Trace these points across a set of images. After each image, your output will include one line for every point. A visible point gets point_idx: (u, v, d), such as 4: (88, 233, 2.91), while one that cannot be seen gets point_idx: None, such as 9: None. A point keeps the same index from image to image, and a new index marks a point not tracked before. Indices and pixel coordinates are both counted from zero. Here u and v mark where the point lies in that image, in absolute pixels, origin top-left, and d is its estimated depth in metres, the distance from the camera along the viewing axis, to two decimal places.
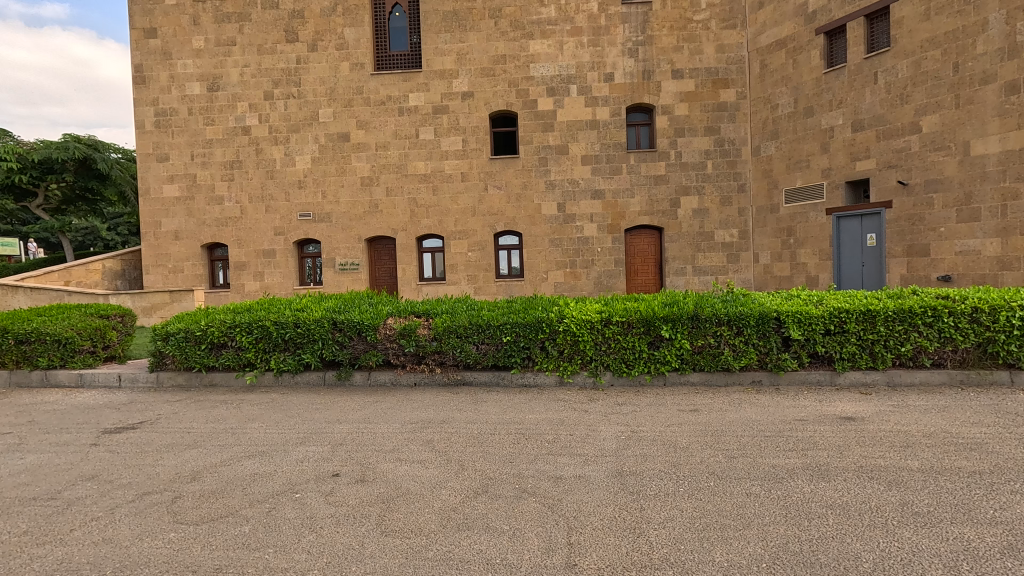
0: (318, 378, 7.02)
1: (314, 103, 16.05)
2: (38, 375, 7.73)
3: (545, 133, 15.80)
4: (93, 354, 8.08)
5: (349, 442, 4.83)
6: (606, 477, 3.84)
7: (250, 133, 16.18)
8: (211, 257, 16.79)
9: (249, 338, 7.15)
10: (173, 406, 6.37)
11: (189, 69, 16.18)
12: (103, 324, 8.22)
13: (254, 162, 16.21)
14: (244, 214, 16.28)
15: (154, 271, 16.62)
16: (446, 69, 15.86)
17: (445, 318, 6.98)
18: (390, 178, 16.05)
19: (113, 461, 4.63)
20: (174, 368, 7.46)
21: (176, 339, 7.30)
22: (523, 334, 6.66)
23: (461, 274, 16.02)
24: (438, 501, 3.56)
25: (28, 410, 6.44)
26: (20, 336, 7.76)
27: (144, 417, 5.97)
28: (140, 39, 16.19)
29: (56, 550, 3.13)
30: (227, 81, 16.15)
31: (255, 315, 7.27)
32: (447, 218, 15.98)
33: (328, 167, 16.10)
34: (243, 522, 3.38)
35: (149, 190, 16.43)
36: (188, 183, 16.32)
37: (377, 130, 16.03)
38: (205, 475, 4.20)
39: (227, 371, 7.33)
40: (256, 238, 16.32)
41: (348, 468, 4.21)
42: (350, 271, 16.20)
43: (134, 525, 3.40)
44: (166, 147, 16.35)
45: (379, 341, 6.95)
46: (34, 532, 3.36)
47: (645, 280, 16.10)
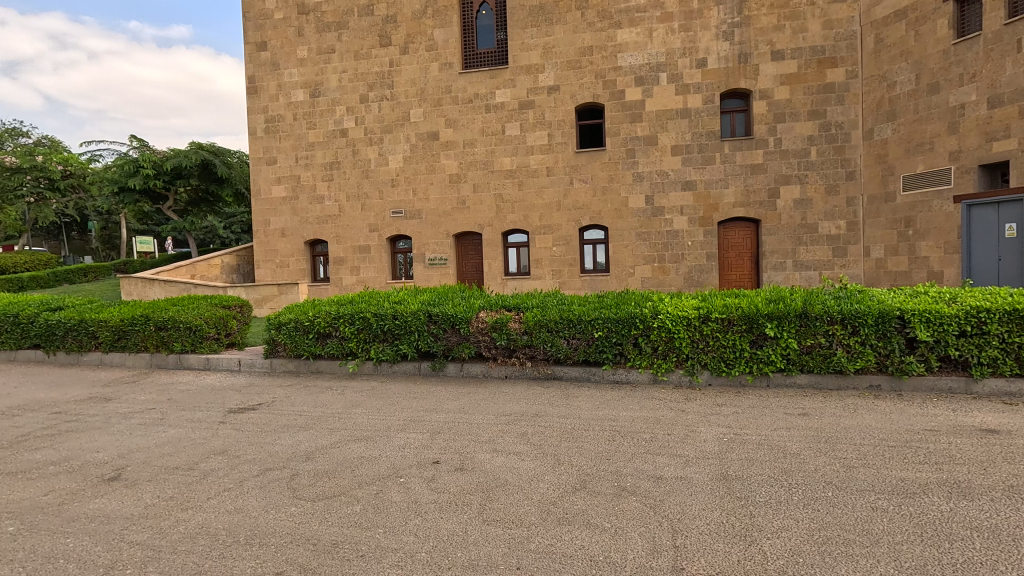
0: (414, 368, 7.32)
1: (406, 104, 16.69)
2: (174, 358, 8.66)
3: (633, 124, 15.40)
4: (218, 341, 8.92)
5: (446, 431, 4.99)
6: (710, 480, 3.68)
7: (347, 135, 17.11)
8: (313, 253, 18.00)
9: (351, 328, 7.57)
10: (286, 390, 6.90)
11: (294, 78, 17.38)
12: (225, 315, 9.05)
13: (351, 162, 17.13)
14: (342, 212, 17.28)
15: (264, 265, 18.09)
16: (533, 63, 15.88)
17: (536, 312, 7.01)
18: (477, 174, 16.36)
19: (238, 438, 5.08)
20: (285, 356, 8.07)
21: (287, 328, 7.91)
22: (615, 330, 6.53)
23: (546, 269, 16.04)
24: (537, 494, 3.58)
25: (167, 389, 7.26)
26: (160, 323, 8.78)
27: (262, 399, 6.51)
28: (253, 52, 17.63)
29: (197, 514, 3.49)
30: (327, 87, 17.16)
31: (356, 307, 7.69)
32: (532, 213, 16.04)
33: (419, 166, 16.69)
34: (355, 502, 3.58)
35: (260, 191, 17.88)
36: (293, 184, 17.56)
37: (464, 127, 16.37)
38: (318, 456, 4.51)
39: (331, 359, 7.81)
40: (352, 235, 17.26)
41: (448, 457, 4.34)
42: (438, 266, 16.76)
43: (261, 497, 3.72)
44: (274, 151, 17.68)
45: (472, 333, 7.12)
46: (179, 498, 3.77)
47: (740, 275, 15.28)
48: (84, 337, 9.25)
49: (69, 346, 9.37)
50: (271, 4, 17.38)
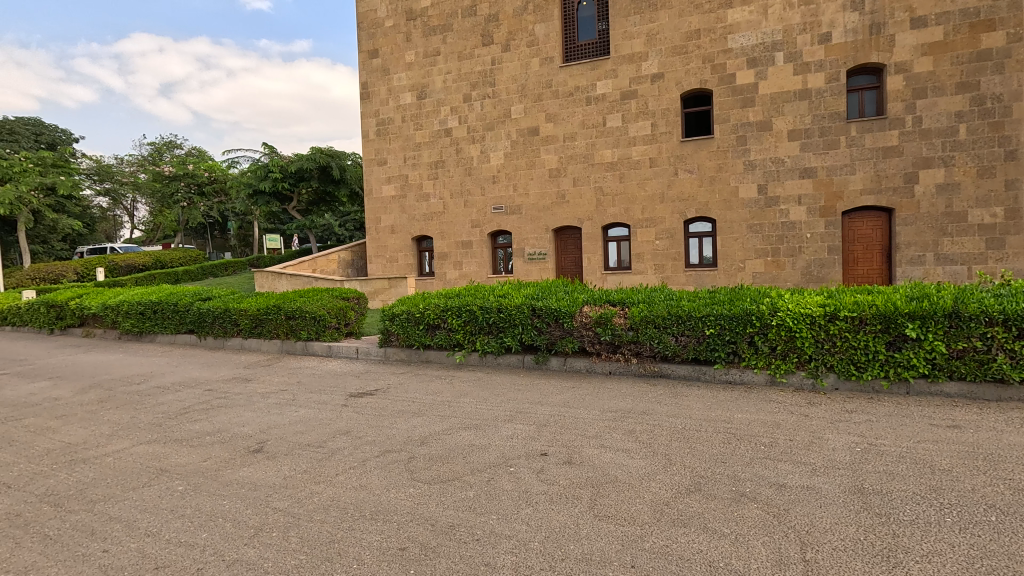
0: (518, 361, 7.46)
1: (507, 101, 16.94)
2: (301, 345, 9.51)
3: (745, 108, 14.47)
4: (338, 330, 9.64)
5: (553, 424, 5.02)
6: (842, 493, 3.38)
7: (451, 134, 17.72)
8: (419, 248, 18.88)
9: (459, 321, 7.87)
10: (399, 377, 7.33)
11: (403, 82, 18.30)
12: (344, 306, 9.78)
13: (455, 160, 17.73)
14: (446, 209, 17.96)
15: (375, 260, 19.29)
16: (636, 52, 15.45)
17: (642, 307, 6.84)
18: (577, 168, 16.24)
19: (360, 420, 5.49)
20: (398, 345, 8.57)
21: (400, 319, 8.40)
22: (728, 328, 6.20)
23: (648, 263, 15.59)
24: (649, 493, 3.49)
25: (296, 372, 8.00)
26: (290, 313, 9.67)
27: (378, 385, 6.97)
28: (366, 60, 18.79)
29: (329, 489, 3.81)
30: (433, 89, 17.87)
31: (463, 300, 7.97)
32: (634, 206, 15.64)
33: (519, 161, 16.89)
34: (468, 487, 3.72)
35: (372, 190, 19.06)
36: (402, 183, 18.52)
37: (565, 121, 16.31)
38: (432, 441, 4.74)
39: (440, 350, 8.17)
40: (456, 231, 17.88)
41: (556, 450, 4.37)
42: (538, 261, 16.88)
43: (382, 477, 3.98)
44: (385, 153, 18.75)
45: (576, 328, 7.07)
46: (312, 472, 4.14)
47: (868, 270, 13.85)
48: (228, 324, 10.44)
49: (216, 331, 10.62)
50: (383, 13, 18.41)
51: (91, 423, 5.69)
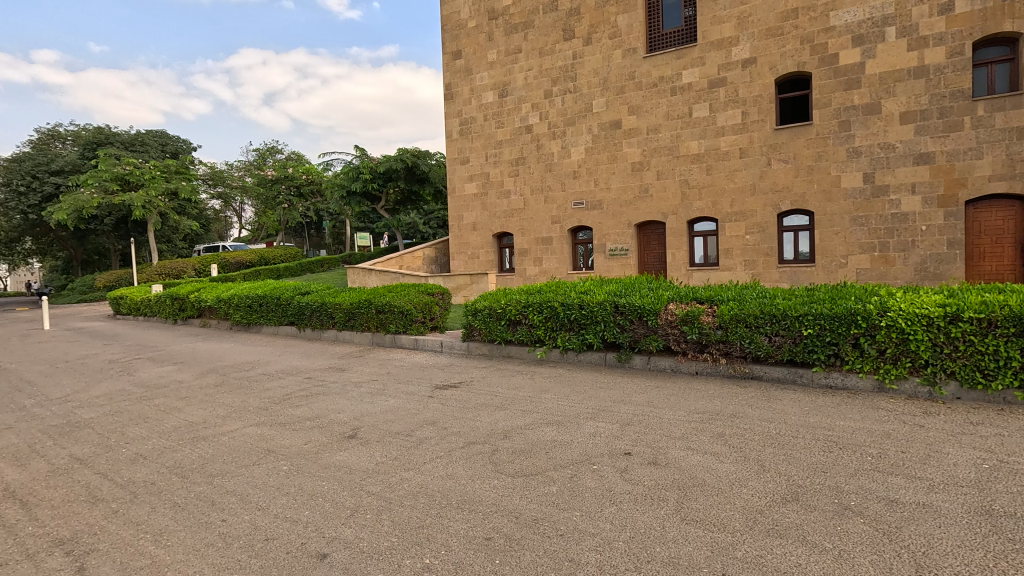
0: (600, 359, 7.38)
1: (588, 95, 16.75)
2: (390, 338, 9.97)
3: (848, 91, 13.35)
4: (424, 324, 10.00)
5: (637, 423, 4.92)
6: (967, 513, 3.04)
7: (532, 130, 17.78)
8: (500, 244, 19.16)
9: (540, 317, 7.90)
10: (482, 371, 7.49)
11: (485, 81, 18.60)
12: (429, 301, 10.14)
13: (535, 157, 17.78)
14: (526, 205, 18.08)
15: (458, 257, 19.81)
16: (725, 37, 14.72)
17: (732, 305, 6.53)
18: (661, 161, 15.75)
19: (445, 411, 5.67)
20: (480, 340, 8.76)
21: (483, 314, 8.57)
22: (829, 328, 5.78)
23: (737, 259, 14.85)
24: (740, 500, 3.33)
25: (385, 364, 8.42)
26: (379, 307, 10.17)
27: (462, 378, 7.17)
28: (450, 62, 19.29)
29: (417, 476, 3.98)
30: (514, 87, 18.02)
31: (544, 296, 8.00)
32: (722, 199, 14.93)
33: (601, 156, 16.65)
34: (551, 483, 3.74)
35: (455, 188, 19.56)
36: (484, 181, 18.86)
37: (648, 113, 15.86)
38: (514, 435, 4.80)
39: (521, 345, 8.25)
40: (536, 227, 17.95)
41: (640, 449, 4.28)
42: (619, 257, 16.58)
43: (467, 467, 4.09)
44: (467, 151, 19.17)
45: (660, 326, 6.88)
46: (403, 459, 4.34)
47: (998, 266, 12.34)
48: (324, 317, 11.16)
49: (314, 324, 11.39)
50: (466, 14, 18.79)
51: (210, 404, 6.31)
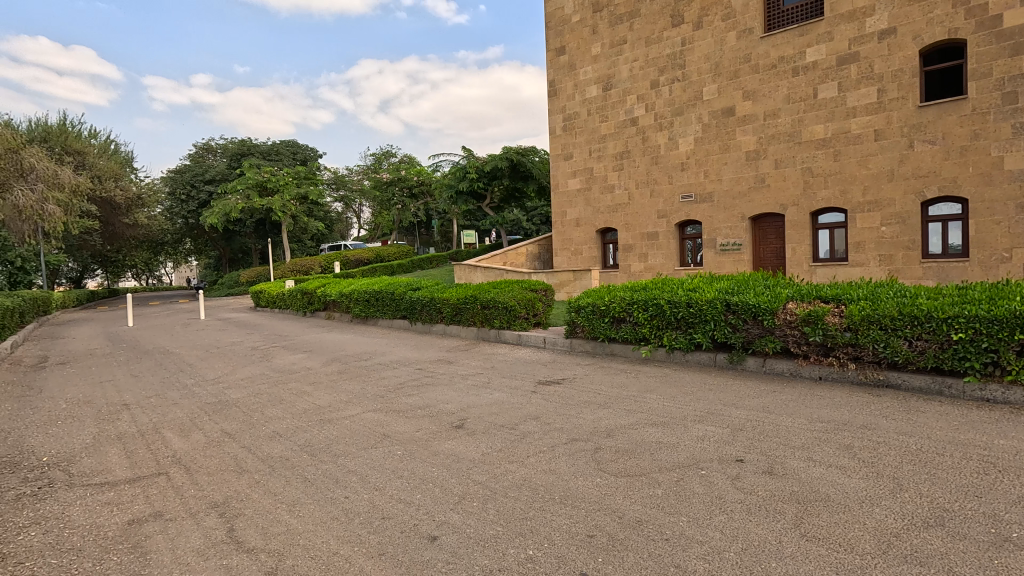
0: (709, 359, 7.06)
1: (698, 82, 15.96)
2: (494, 332, 10.25)
3: (1015, 57, 11.50)
4: (527, 320, 10.17)
5: (749, 429, 4.64)
6: None
7: (637, 122, 17.30)
8: (604, 240, 18.91)
9: (645, 314, 7.70)
10: (585, 368, 7.47)
11: (589, 75, 18.38)
12: (532, 297, 10.27)
13: (641, 150, 17.28)
14: (631, 200, 17.64)
15: (561, 253, 19.82)
16: (857, 7, 13.31)
17: (864, 305, 5.91)
18: (780, 148, 14.61)
19: (548, 407, 5.72)
20: (583, 337, 8.74)
21: (586, 311, 8.53)
22: (986, 333, 5.04)
23: (869, 254, 13.41)
24: (871, 520, 3.03)
25: (490, 358, 8.68)
26: (484, 302, 10.49)
27: (564, 375, 7.20)
28: (553, 58, 19.30)
29: (521, 469, 4.07)
30: (619, 78, 17.64)
31: (650, 293, 7.77)
32: (852, 187, 13.55)
33: (712, 146, 15.80)
34: (656, 485, 3.64)
35: (558, 184, 19.57)
36: (587, 176, 18.68)
37: (766, 97, 14.78)
38: (618, 434, 4.73)
39: (626, 343, 8.11)
40: (642, 222, 17.46)
41: (754, 457, 4.04)
42: (731, 251, 15.66)
43: (570, 464, 4.10)
44: (570, 147, 19.08)
45: (777, 326, 6.41)
46: (507, 451, 4.46)
47: None
48: (434, 312, 11.73)
49: (424, 318, 12.01)
50: (570, 9, 18.69)
51: (334, 390, 6.90)
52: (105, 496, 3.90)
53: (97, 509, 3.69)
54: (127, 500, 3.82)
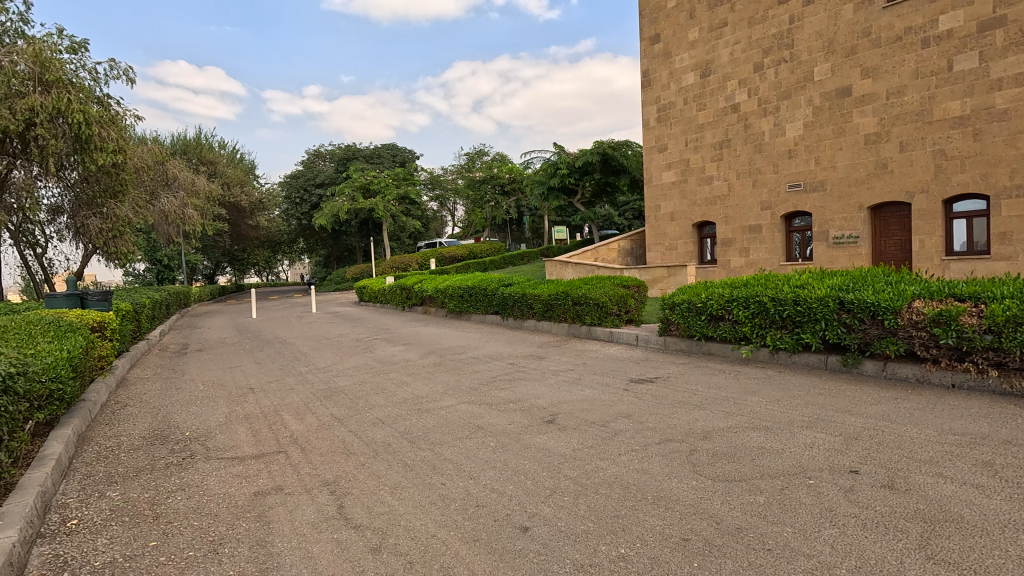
0: (819, 362, 6.55)
1: (809, 62, 14.78)
2: (585, 329, 10.18)
3: None
4: (618, 317, 10.02)
5: (866, 438, 4.26)
6: None
7: (739, 109, 16.35)
8: (701, 234, 18.14)
9: (746, 312, 7.30)
10: (680, 367, 7.22)
11: (686, 62, 17.63)
12: (625, 294, 10.09)
13: (742, 138, 16.32)
14: (731, 191, 16.72)
15: (655, 248, 19.24)
16: None
17: (1010, 304, 5.20)
18: (906, 129, 13.18)
19: (640, 405, 5.61)
20: (678, 335, 8.45)
21: (681, 308, 8.24)
22: None
23: (1018, 245, 11.76)
24: (1018, 548, 2.67)
25: (581, 354, 8.64)
26: (576, 299, 10.45)
27: (658, 373, 7.01)
28: (647, 47, 18.71)
29: (613, 466, 4.03)
30: (718, 64, 16.76)
31: (752, 290, 7.34)
32: (996, 170, 11.93)
33: (824, 130, 14.58)
34: (758, 492, 3.46)
35: (652, 177, 18.97)
36: (683, 167, 17.95)
37: (889, 74, 13.39)
38: (715, 437, 4.54)
39: (724, 342, 7.73)
40: (743, 214, 16.50)
41: (871, 468, 3.71)
42: (846, 245, 14.39)
43: (664, 465, 4.00)
44: (665, 138, 18.42)
45: (901, 327, 5.81)
46: (598, 448, 4.44)
47: None
48: (525, 307, 11.88)
49: (516, 313, 12.19)
50: None
51: (431, 381, 7.23)
52: (235, 469, 4.39)
53: (230, 480, 4.16)
54: (254, 473, 4.27)
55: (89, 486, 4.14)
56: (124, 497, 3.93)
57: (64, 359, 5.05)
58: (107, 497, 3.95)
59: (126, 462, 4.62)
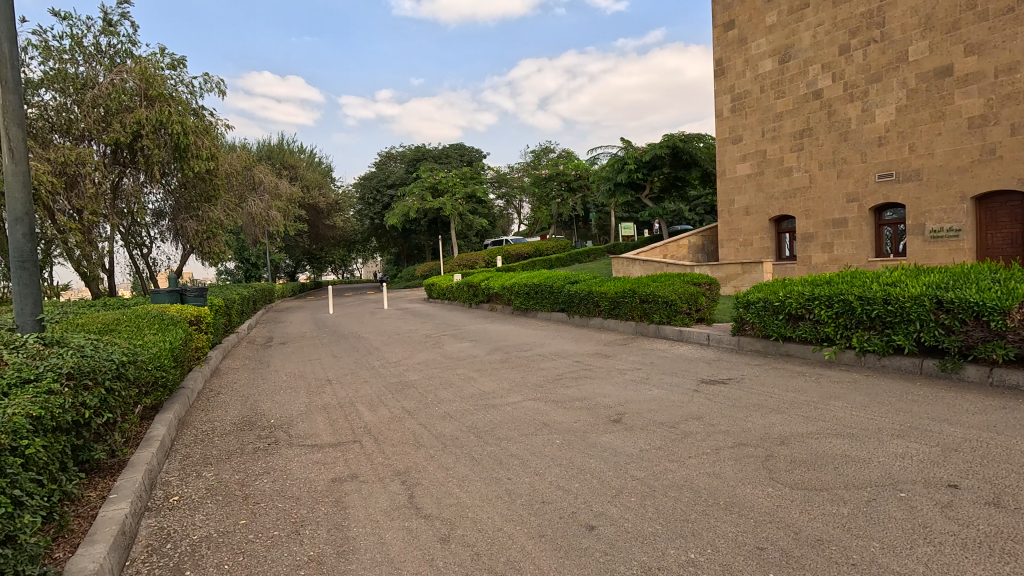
0: (912, 366, 6.06)
1: (902, 41, 13.66)
2: (653, 328, 9.95)
3: None
4: (688, 316, 9.72)
5: (966, 451, 3.91)
6: None
7: (822, 96, 15.36)
8: (779, 229, 17.25)
9: (829, 312, 6.87)
10: (755, 369, 6.90)
11: (763, 48, 16.77)
12: (695, 292, 9.77)
13: (826, 126, 15.32)
14: (813, 182, 15.74)
15: (728, 244, 18.47)
16: None
17: None
18: (1018, 110, 11.90)
19: (712, 407, 5.43)
20: (753, 335, 8.09)
21: (756, 307, 7.88)
22: None
23: None
24: None
25: (649, 353, 8.45)
26: (643, 296, 10.23)
27: (731, 374, 6.73)
28: (721, 34, 17.96)
29: (681, 469, 3.92)
30: (799, 48, 15.82)
31: (836, 288, 6.89)
32: None
33: (920, 114, 13.42)
34: (841, 503, 3.26)
35: (725, 170, 18.21)
36: (760, 159, 17.10)
37: (998, 50, 12.14)
38: (793, 442, 4.32)
39: (804, 344, 7.33)
40: (826, 208, 15.50)
41: (973, 484, 3.39)
42: (946, 239, 13.17)
43: (737, 469, 3.85)
44: (740, 129, 17.62)
45: (1010, 329, 5.27)
46: (666, 449, 4.33)
47: None
48: (591, 305, 11.76)
49: (582, 311, 12.10)
50: None
51: (497, 377, 7.34)
52: (315, 456, 4.65)
53: (311, 466, 4.42)
54: (332, 460, 4.52)
55: (189, 466, 4.54)
56: (218, 478, 4.27)
57: (167, 350, 5.55)
58: (203, 477, 4.30)
59: (220, 446, 5.02)
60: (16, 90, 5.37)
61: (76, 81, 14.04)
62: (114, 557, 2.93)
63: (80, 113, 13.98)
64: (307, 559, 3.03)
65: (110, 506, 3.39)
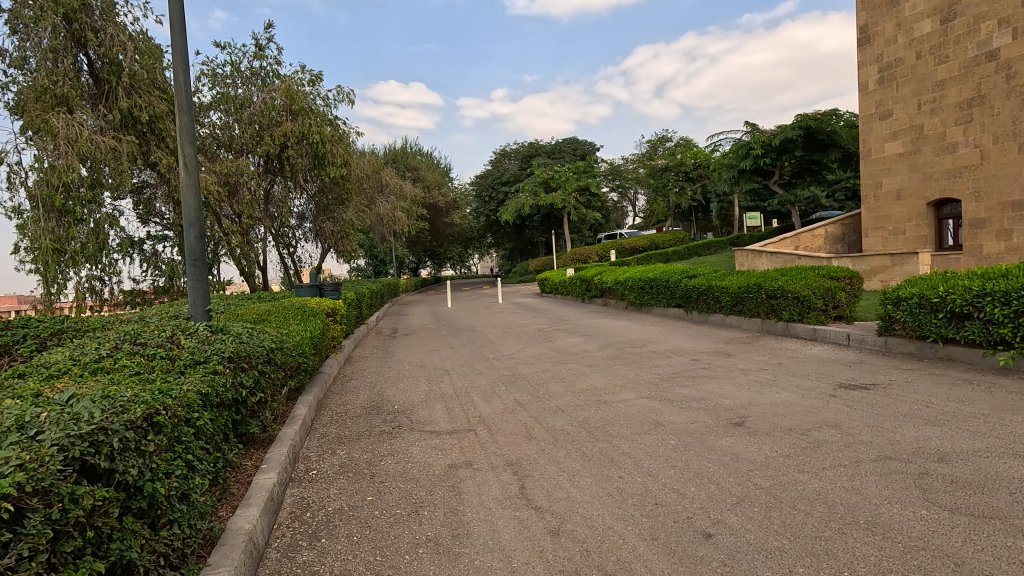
0: None
1: None
2: (782, 325, 9.19)
3: None
4: (825, 312, 8.83)
5: None
6: None
7: (997, 56, 13.07)
8: (939, 215, 15.04)
9: (1005, 310, 5.85)
10: (907, 374, 6.08)
11: (919, 8, 14.66)
12: (833, 286, 8.83)
13: (1002, 91, 13.02)
14: (985, 159, 13.50)
15: (874, 233, 16.52)
16: None
17: None
18: None
19: (851, 415, 4.87)
20: (904, 336, 7.15)
21: (908, 304, 6.94)
22: None
23: None
24: None
25: (777, 353, 7.81)
26: (770, 291, 9.48)
27: (877, 379, 5.99)
28: None
29: (813, 481, 3.57)
30: (967, 4, 13.58)
31: (1016, 283, 5.83)
32: None
33: None
34: (1019, 535, 2.76)
35: (871, 150, 16.24)
36: (915, 135, 15.02)
37: None
38: (955, 460, 3.74)
39: (971, 347, 6.34)
40: (1002, 187, 13.21)
41: None
42: None
43: (882, 486, 3.43)
44: (890, 103, 15.60)
45: None
46: (795, 458, 3.97)
47: None
48: (712, 300, 11.12)
49: (701, 307, 11.52)
50: None
51: (610, 373, 7.23)
52: (434, 441, 4.92)
53: (431, 451, 4.67)
54: (449, 447, 4.74)
55: (324, 444, 5.02)
56: (348, 456, 4.68)
57: (308, 338, 6.19)
58: (337, 454, 4.75)
59: (352, 427, 5.49)
60: (189, 112, 6.25)
61: (236, 102, 16.10)
62: (265, 519, 3.33)
63: (240, 130, 16.00)
64: (426, 539, 3.21)
65: (262, 474, 3.85)
